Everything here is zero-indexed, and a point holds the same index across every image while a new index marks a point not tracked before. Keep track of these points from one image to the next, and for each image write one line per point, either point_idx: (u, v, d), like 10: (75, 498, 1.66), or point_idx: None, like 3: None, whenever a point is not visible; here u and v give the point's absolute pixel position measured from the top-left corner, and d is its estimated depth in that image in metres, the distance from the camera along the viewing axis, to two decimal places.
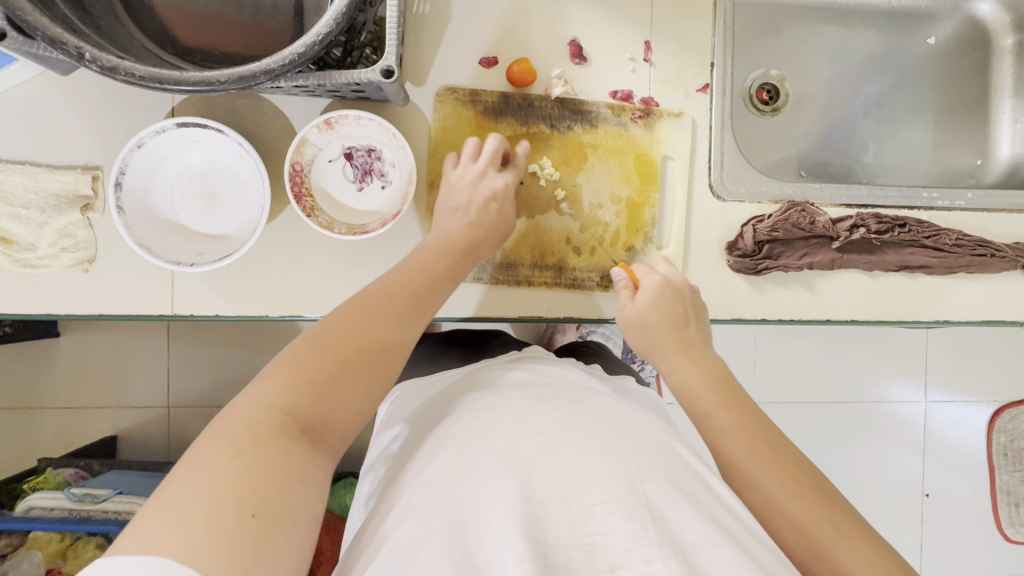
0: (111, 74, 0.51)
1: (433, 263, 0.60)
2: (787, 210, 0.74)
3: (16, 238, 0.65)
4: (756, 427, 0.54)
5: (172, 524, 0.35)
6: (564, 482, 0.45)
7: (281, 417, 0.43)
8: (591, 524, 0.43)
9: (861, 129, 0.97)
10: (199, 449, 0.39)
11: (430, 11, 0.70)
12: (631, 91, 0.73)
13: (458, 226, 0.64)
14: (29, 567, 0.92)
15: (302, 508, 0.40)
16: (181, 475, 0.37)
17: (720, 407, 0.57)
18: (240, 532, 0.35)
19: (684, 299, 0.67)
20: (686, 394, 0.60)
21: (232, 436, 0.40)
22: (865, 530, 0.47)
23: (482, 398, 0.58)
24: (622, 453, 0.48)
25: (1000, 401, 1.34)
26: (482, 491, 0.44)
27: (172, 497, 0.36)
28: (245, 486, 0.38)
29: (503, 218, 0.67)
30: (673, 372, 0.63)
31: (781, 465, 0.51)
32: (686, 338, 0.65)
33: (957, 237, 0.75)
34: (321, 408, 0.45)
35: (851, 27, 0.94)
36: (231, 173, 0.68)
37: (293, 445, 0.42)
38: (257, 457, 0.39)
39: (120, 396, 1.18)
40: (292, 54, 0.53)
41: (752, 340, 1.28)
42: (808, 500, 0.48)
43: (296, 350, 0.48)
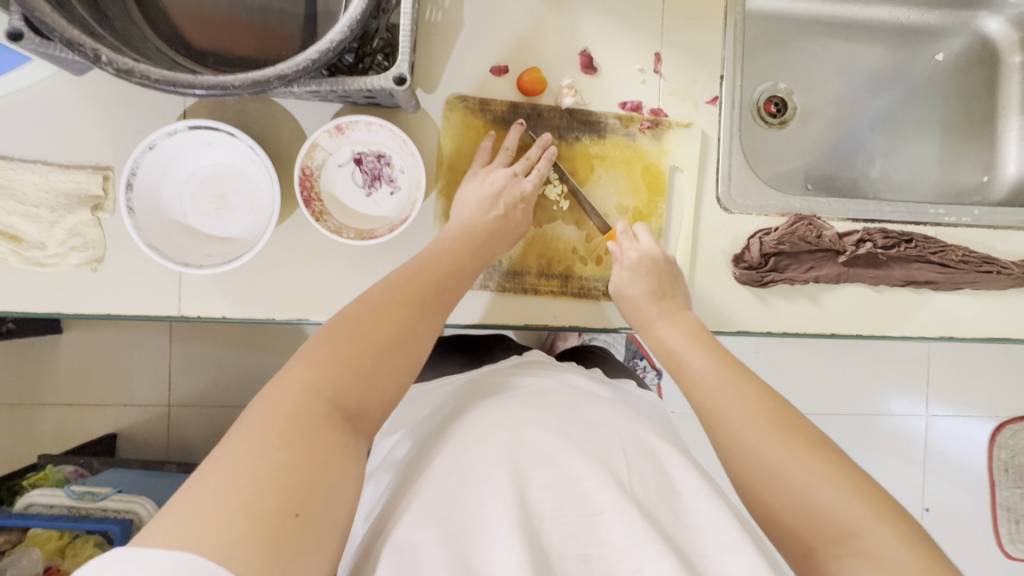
0: (126, 77, 0.51)
1: (457, 255, 0.61)
2: (794, 223, 0.74)
3: (25, 236, 0.65)
4: (727, 369, 0.56)
5: (215, 518, 0.34)
6: (559, 493, 0.46)
7: (325, 406, 0.43)
8: (586, 534, 0.43)
9: (868, 143, 0.96)
10: (241, 436, 0.39)
11: (442, 18, 0.70)
12: (640, 102, 0.74)
13: (484, 219, 0.64)
14: (28, 564, 0.92)
15: (341, 507, 0.40)
16: (225, 463, 0.37)
17: (693, 352, 0.59)
18: (283, 530, 0.36)
19: (661, 270, 0.67)
20: (663, 350, 0.63)
21: (276, 424, 0.40)
22: (825, 447, 0.48)
23: (485, 403, 0.58)
24: (613, 460, 0.48)
25: (1002, 417, 1.33)
26: (478, 499, 0.45)
27: (219, 486, 0.36)
28: (291, 480, 0.38)
29: (519, 222, 0.67)
30: (651, 332, 0.65)
31: (745, 395, 0.53)
32: (670, 305, 0.66)
33: (962, 254, 0.75)
34: (362, 398, 0.45)
35: (859, 42, 0.95)
36: (241, 176, 0.68)
37: (337, 436, 0.42)
38: (302, 449, 0.39)
39: (121, 393, 1.19)
40: (306, 60, 0.54)
41: (754, 350, 1.28)
42: (772, 427, 0.50)
43: (333, 335, 0.48)
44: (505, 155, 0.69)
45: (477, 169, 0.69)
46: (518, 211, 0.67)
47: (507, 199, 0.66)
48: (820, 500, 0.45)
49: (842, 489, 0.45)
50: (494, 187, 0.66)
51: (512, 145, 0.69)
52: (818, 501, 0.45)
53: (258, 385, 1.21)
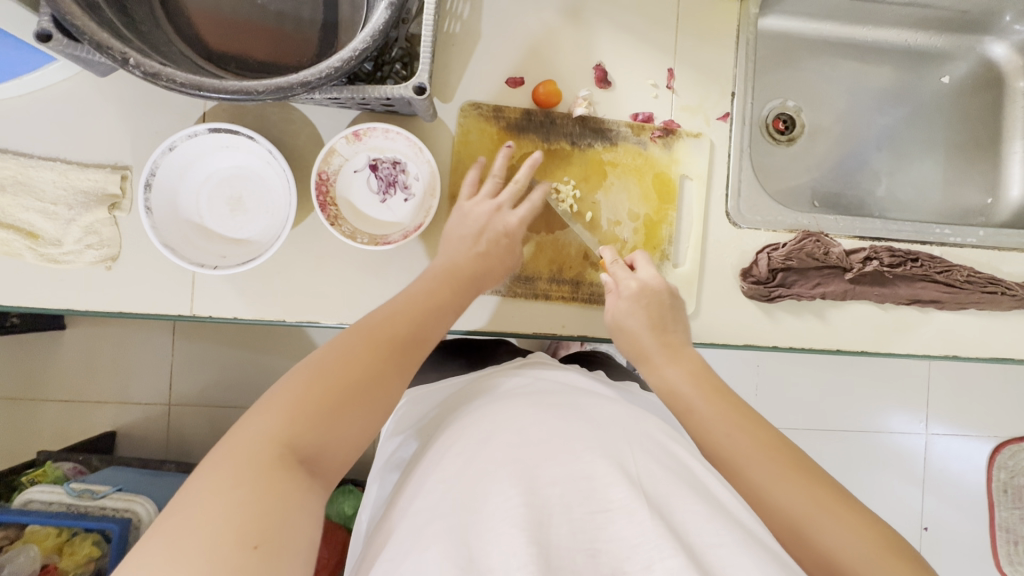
0: (153, 80, 0.52)
1: (435, 292, 0.61)
2: (802, 240, 0.75)
3: (42, 233, 0.66)
4: (735, 413, 0.55)
5: (172, 561, 0.35)
6: (567, 490, 0.45)
7: (281, 447, 0.43)
8: (594, 530, 0.43)
9: (873, 161, 0.97)
10: (200, 479, 0.40)
11: (460, 29, 0.71)
12: (652, 114, 0.75)
13: (466, 256, 0.65)
14: (25, 561, 0.92)
15: (304, 539, 0.40)
16: (183, 507, 0.38)
17: (697, 396, 0.58)
18: (241, 564, 0.36)
19: (661, 301, 0.66)
20: (666, 393, 0.60)
21: (230, 467, 0.40)
22: (842, 501, 0.48)
23: (488, 403, 0.58)
24: (620, 457, 0.48)
25: (1002, 437, 1.34)
26: (487, 495, 0.44)
27: (177, 530, 0.37)
28: (245, 517, 0.38)
29: (512, 253, 0.68)
30: (654, 372, 0.62)
31: (763, 448, 0.52)
32: (668, 339, 0.64)
33: (968, 274, 0.76)
34: (322, 437, 0.45)
35: (867, 62, 0.97)
36: (258, 179, 0.69)
37: (294, 474, 0.42)
38: (258, 488, 0.39)
39: (123, 391, 1.19)
40: (329, 67, 0.54)
41: (756, 364, 1.29)
42: (792, 480, 0.49)
43: (295, 378, 0.48)
44: (491, 184, 0.69)
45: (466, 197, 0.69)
46: (505, 243, 0.68)
47: (491, 236, 0.67)
48: (847, 555, 0.45)
49: (870, 554, 0.45)
50: (477, 224, 0.67)
51: (500, 171, 0.69)
52: (849, 564, 0.45)
53: (260, 386, 1.21)
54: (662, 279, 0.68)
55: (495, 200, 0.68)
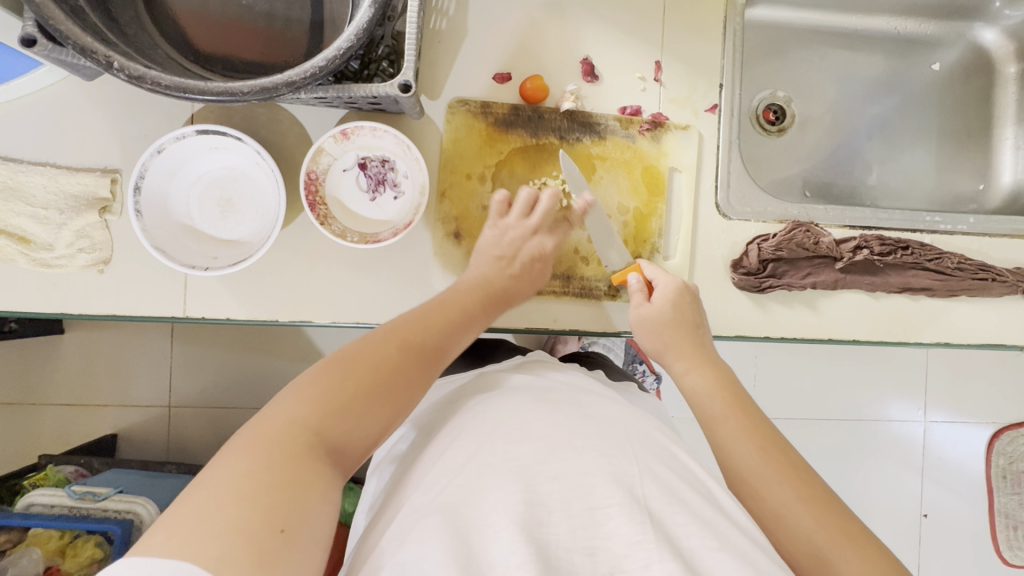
0: (138, 83, 0.52)
1: (464, 300, 0.62)
2: (792, 230, 0.75)
3: (34, 238, 0.66)
4: (762, 433, 0.55)
5: (202, 533, 0.35)
6: (567, 486, 0.45)
7: (312, 434, 0.44)
8: (592, 527, 0.43)
9: (865, 150, 0.97)
10: (228, 458, 0.40)
11: (446, 26, 0.71)
12: (639, 107, 0.75)
13: (500, 273, 0.66)
14: (28, 564, 0.93)
15: (324, 528, 0.41)
16: (208, 483, 0.38)
17: (724, 411, 0.57)
18: (268, 546, 0.36)
19: (691, 300, 0.68)
20: (693, 398, 0.61)
21: (258, 450, 0.41)
22: (873, 543, 0.47)
23: (487, 400, 0.58)
24: (621, 456, 0.48)
25: (1000, 423, 1.34)
26: (485, 493, 0.44)
27: (201, 505, 0.37)
28: (275, 500, 0.38)
29: (541, 276, 0.70)
30: (685, 373, 0.63)
31: (791, 474, 0.51)
32: (696, 341, 0.65)
33: (958, 261, 0.76)
34: (348, 430, 0.46)
35: (857, 51, 0.97)
36: (248, 180, 0.69)
37: (322, 463, 0.43)
38: (290, 472, 0.40)
39: (122, 394, 1.19)
40: (314, 67, 0.55)
41: (753, 355, 1.29)
42: (814, 507, 0.49)
43: (323, 369, 0.49)
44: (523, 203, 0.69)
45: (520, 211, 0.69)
46: (537, 266, 0.69)
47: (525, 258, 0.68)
48: None
49: None
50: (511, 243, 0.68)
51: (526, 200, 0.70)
52: None
53: (258, 387, 1.21)
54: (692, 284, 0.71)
55: (531, 222, 0.69)
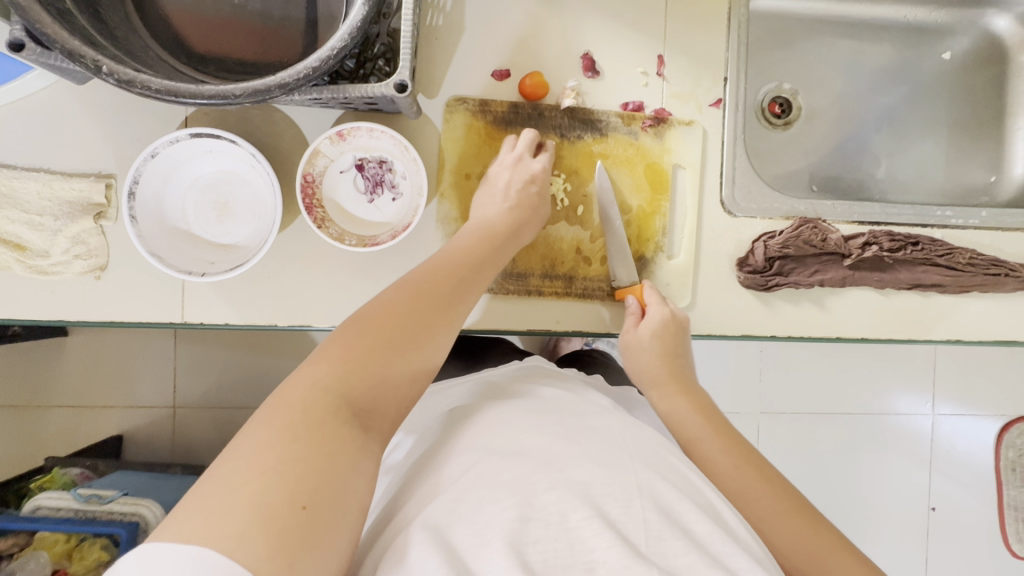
0: (128, 87, 0.51)
1: (476, 248, 0.61)
2: (799, 227, 0.73)
3: (30, 245, 0.66)
4: (741, 451, 0.59)
5: (221, 512, 0.35)
6: (563, 498, 0.44)
7: (334, 402, 0.43)
8: (588, 540, 0.41)
9: (873, 142, 0.95)
10: (253, 429, 0.40)
11: (443, 23, 0.70)
12: (642, 103, 0.73)
13: (501, 214, 0.65)
14: (36, 568, 0.93)
15: (352, 501, 0.40)
16: (233, 457, 0.38)
17: (705, 432, 0.62)
18: (290, 523, 0.35)
19: (679, 331, 0.70)
20: (674, 421, 0.65)
21: (284, 419, 0.41)
22: (849, 549, 0.50)
23: (484, 409, 0.57)
24: (618, 467, 0.47)
25: (1009, 416, 1.33)
26: (480, 506, 0.44)
27: (226, 481, 0.36)
28: (296, 473, 0.38)
29: (541, 201, 0.68)
30: (666, 399, 0.68)
31: (769, 487, 0.55)
32: (676, 371, 0.70)
33: (970, 256, 0.74)
34: (373, 393, 0.46)
35: (864, 41, 0.95)
36: (244, 183, 0.68)
37: (346, 432, 0.42)
38: (311, 444, 0.40)
39: (126, 396, 1.19)
40: (308, 68, 0.53)
41: (759, 351, 1.28)
42: (794, 517, 0.52)
43: (345, 333, 0.49)
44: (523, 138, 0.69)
45: (517, 148, 0.69)
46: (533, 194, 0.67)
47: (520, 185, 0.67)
48: None
49: None
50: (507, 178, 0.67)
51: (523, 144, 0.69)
52: None
53: (261, 388, 1.21)
54: (683, 313, 0.72)
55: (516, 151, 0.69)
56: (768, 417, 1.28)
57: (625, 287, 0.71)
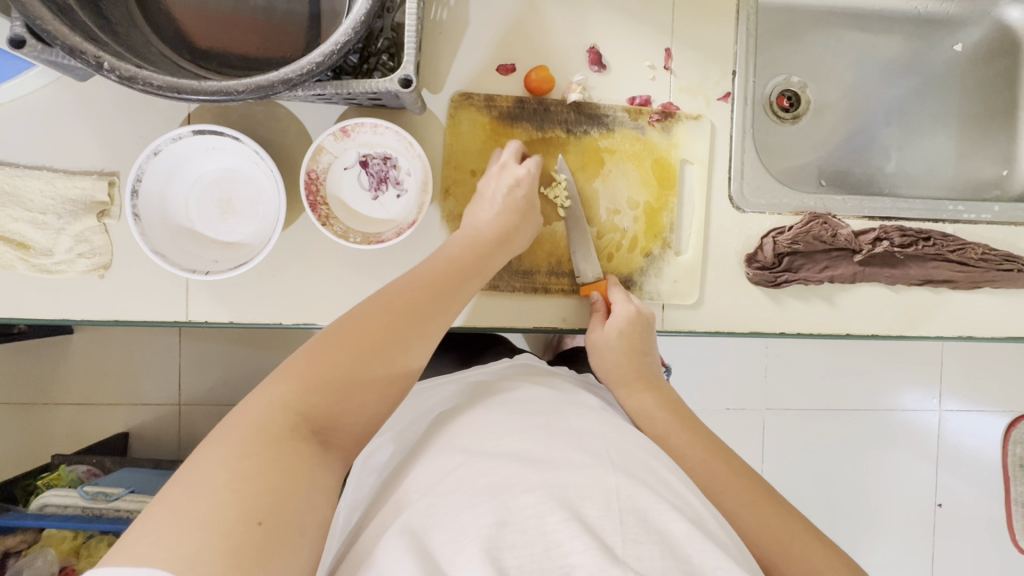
0: (129, 84, 0.50)
1: (459, 258, 0.61)
2: (809, 222, 0.72)
3: (34, 243, 0.65)
4: (708, 445, 0.58)
5: (175, 530, 0.35)
6: (541, 499, 0.42)
7: (293, 419, 0.43)
8: (562, 547, 0.40)
9: (882, 136, 0.94)
10: (208, 449, 0.40)
11: (447, 17, 0.69)
12: (649, 97, 0.72)
13: (488, 223, 0.64)
14: (42, 566, 0.93)
15: (310, 517, 0.40)
16: (188, 477, 0.38)
17: (672, 427, 0.60)
18: (246, 540, 0.35)
19: (646, 327, 0.69)
20: (641, 416, 0.63)
21: (240, 438, 0.41)
22: (816, 537, 0.50)
23: (466, 412, 0.56)
24: (599, 468, 0.46)
25: (1017, 412, 1.31)
26: (457, 512, 0.42)
27: (179, 501, 0.36)
28: (252, 491, 0.38)
29: (531, 209, 0.67)
30: (630, 396, 0.65)
31: (736, 480, 0.54)
32: (641, 367, 0.68)
33: (982, 252, 0.73)
34: (335, 409, 0.46)
35: (874, 33, 0.93)
36: (246, 180, 0.67)
37: (304, 447, 0.42)
38: (267, 461, 0.40)
39: (132, 393, 1.19)
40: (311, 63, 0.52)
41: (765, 347, 1.27)
42: (760, 509, 0.52)
43: (308, 349, 0.48)
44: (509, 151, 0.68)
45: (501, 157, 0.68)
46: (524, 205, 0.66)
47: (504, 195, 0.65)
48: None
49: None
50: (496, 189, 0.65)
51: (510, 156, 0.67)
52: None
53: None
54: (651, 309, 0.71)
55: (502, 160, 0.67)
56: (774, 413, 1.27)
57: (590, 282, 0.70)
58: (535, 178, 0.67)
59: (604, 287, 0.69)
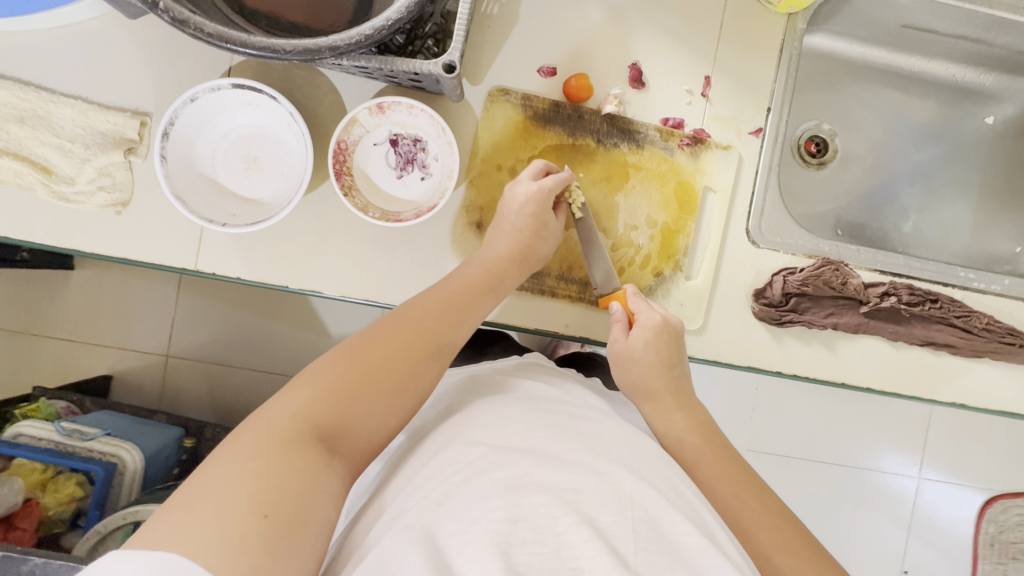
0: (181, 27, 0.50)
1: (474, 276, 0.61)
2: (821, 266, 0.73)
3: (57, 169, 0.66)
4: (744, 478, 0.57)
5: (186, 522, 0.36)
6: (554, 500, 0.42)
7: (302, 424, 0.44)
8: (574, 546, 0.39)
9: (903, 195, 0.95)
10: (222, 450, 0.41)
11: (498, 12, 0.70)
12: (682, 121, 0.73)
13: (507, 242, 0.64)
14: (8, 493, 0.91)
15: (316, 515, 0.40)
16: (202, 474, 0.39)
17: (704, 454, 0.59)
18: (253, 531, 0.36)
19: (675, 336, 0.67)
20: (671, 439, 0.61)
21: (251, 440, 0.42)
22: None
23: (479, 407, 0.56)
24: (612, 474, 0.45)
25: (994, 490, 1.31)
26: (470, 504, 0.42)
27: (194, 494, 0.37)
28: (259, 488, 0.39)
29: (547, 230, 0.66)
30: (660, 415, 0.63)
31: (770, 521, 0.53)
32: (673, 380, 0.66)
33: (986, 322, 0.74)
34: (344, 418, 0.47)
35: (909, 94, 0.94)
36: (276, 141, 0.68)
37: (312, 451, 0.43)
38: (276, 461, 0.41)
39: (121, 337, 1.19)
40: (360, 34, 0.53)
41: (754, 388, 1.27)
42: (798, 553, 0.51)
43: (322, 364, 0.50)
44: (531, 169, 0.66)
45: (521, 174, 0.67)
46: (542, 227, 0.66)
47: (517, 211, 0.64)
48: None
49: None
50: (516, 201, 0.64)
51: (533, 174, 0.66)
52: None
53: (256, 350, 1.21)
54: (678, 318, 0.69)
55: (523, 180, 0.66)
56: (753, 454, 1.27)
57: (607, 293, 0.69)
58: (548, 194, 0.64)
59: (621, 295, 0.68)
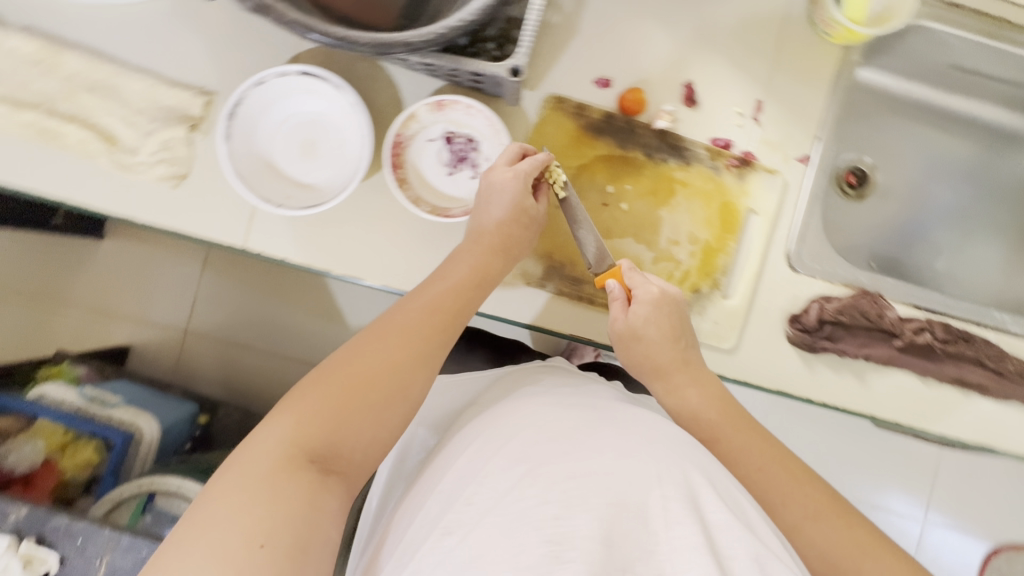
0: (264, 12, 0.52)
1: (462, 274, 0.61)
2: (858, 297, 0.74)
3: (120, 139, 0.67)
4: (767, 448, 0.59)
5: (187, 560, 0.39)
6: (586, 484, 0.43)
7: (289, 449, 0.44)
8: (622, 542, 0.40)
9: (936, 234, 0.96)
10: (213, 485, 0.43)
11: (559, 21, 0.71)
12: (731, 141, 0.74)
13: (495, 232, 0.63)
14: (30, 453, 0.90)
15: (317, 536, 0.43)
16: (198, 510, 0.41)
17: (725, 427, 0.60)
18: (251, 562, 0.39)
19: (678, 309, 0.66)
20: (688, 416, 0.62)
21: (239, 473, 0.43)
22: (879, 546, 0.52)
23: (510, 402, 0.57)
24: (641, 453, 0.46)
25: (1001, 540, 1.30)
26: (516, 496, 0.43)
27: (192, 531, 0.40)
28: (250, 521, 0.40)
29: (532, 211, 0.65)
30: (671, 393, 0.64)
31: (797, 485, 0.56)
32: (683, 354, 0.65)
33: (1019, 368, 0.75)
34: (334, 438, 0.46)
35: (952, 134, 0.95)
36: (334, 128, 0.70)
37: (301, 475, 0.44)
38: (264, 493, 0.42)
39: (145, 309, 1.21)
40: (433, 33, 0.55)
41: (767, 416, 1.27)
42: (826, 519, 0.53)
43: (306, 385, 0.49)
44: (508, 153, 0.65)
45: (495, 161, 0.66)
46: (525, 216, 0.64)
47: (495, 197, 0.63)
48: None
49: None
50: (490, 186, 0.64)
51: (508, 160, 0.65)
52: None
53: (279, 333, 1.23)
54: (677, 289, 0.67)
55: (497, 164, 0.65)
56: None
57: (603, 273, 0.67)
58: (525, 173, 0.63)
59: (616, 273, 0.66)
